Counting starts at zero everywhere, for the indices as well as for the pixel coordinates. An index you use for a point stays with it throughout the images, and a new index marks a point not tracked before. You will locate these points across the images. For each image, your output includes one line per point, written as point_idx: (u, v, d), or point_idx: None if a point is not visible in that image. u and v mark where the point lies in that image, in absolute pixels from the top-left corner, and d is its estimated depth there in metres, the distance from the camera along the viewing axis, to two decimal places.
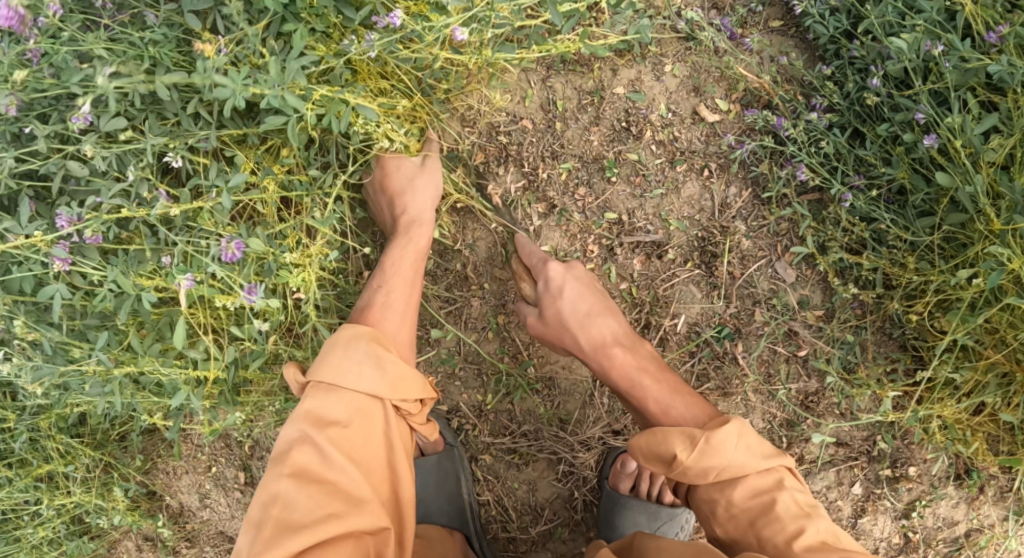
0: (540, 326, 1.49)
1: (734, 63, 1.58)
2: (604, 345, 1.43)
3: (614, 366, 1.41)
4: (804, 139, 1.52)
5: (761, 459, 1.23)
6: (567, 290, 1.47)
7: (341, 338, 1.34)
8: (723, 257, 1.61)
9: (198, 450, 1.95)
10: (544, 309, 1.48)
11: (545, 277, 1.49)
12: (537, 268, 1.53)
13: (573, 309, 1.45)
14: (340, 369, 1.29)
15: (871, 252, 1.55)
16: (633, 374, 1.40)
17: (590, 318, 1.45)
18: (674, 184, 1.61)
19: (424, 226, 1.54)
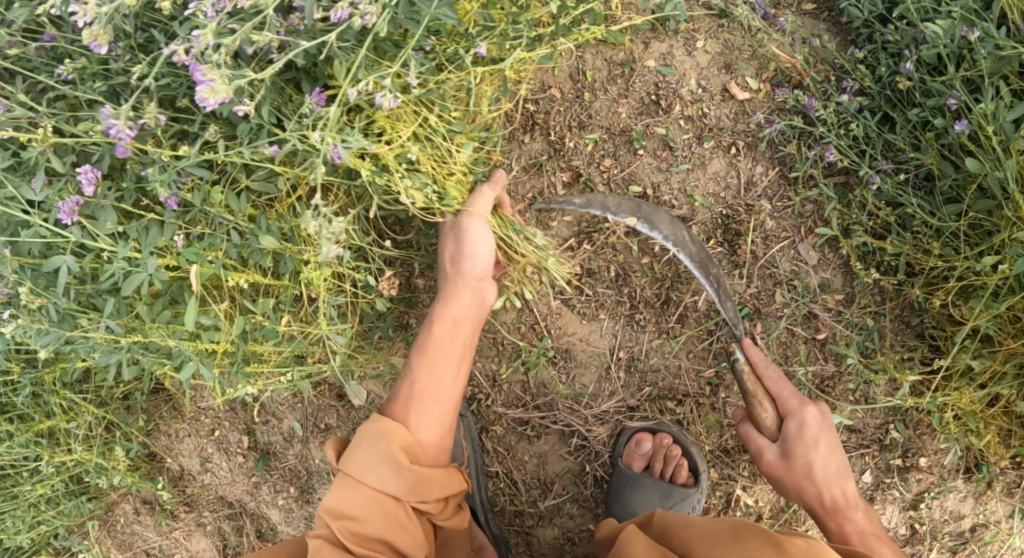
0: (779, 465, 1.43)
1: (767, 42, 1.57)
2: (845, 508, 1.41)
3: (852, 530, 1.39)
4: (834, 120, 1.52)
5: None
6: (824, 442, 1.41)
7: (368, 432, 1.40)
8: (747, 236, 1.60)
9: (201, 413, 1.91)
10: (789, 445, 1.42)
11: (800, 419, 1.42)
12: (789, 407, 1.44)
13: (826, 459, 1.41)
14: (360, 468, 1.37)
15: (896, 237, 1.54)
16: (872, 541, 1.37)
17: (836, 478, 1.42)
18: (700, 160, 1.61)
19: (473, 290, 1.52)
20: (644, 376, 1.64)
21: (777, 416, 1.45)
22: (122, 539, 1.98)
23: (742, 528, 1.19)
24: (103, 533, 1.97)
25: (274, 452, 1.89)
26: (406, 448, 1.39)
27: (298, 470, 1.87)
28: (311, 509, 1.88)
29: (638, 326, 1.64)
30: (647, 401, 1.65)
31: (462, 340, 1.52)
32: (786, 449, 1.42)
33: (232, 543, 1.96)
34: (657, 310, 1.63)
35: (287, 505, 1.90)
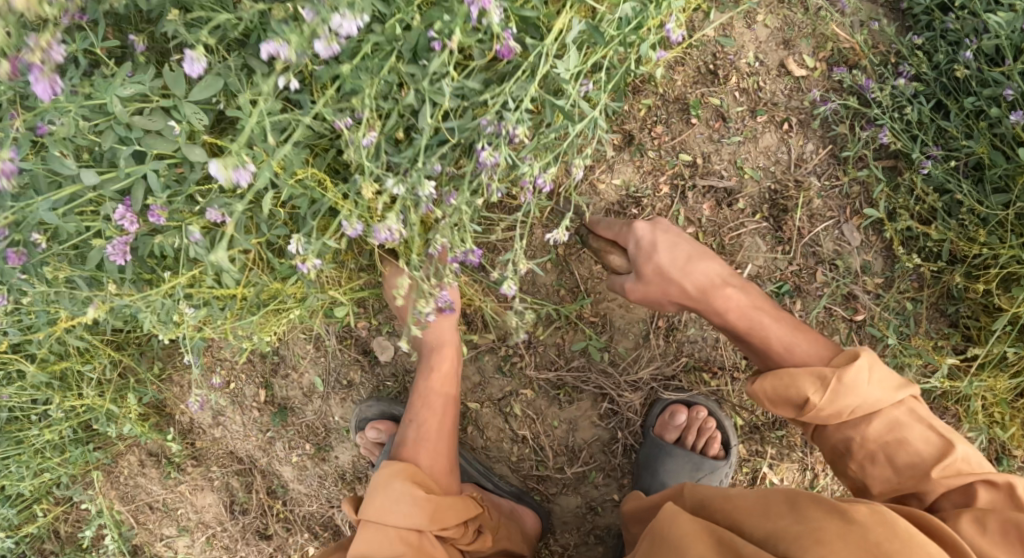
0: (639, 289, 1.38)
1: (828, 21, 1.59)
2: (715, 288, 1.35)
3: (730, 309, 1.34)
4: (889, 103, 1.52)
5: (896, 391, 1.19)
6: (660, 242, 1.36)
7: (381, 478, 1.41)
8: (793, 212, 1.60)
9: (217, 364, 1.85)
10: (636, 266, 1.38)
11: (634, 238, 1.39)
12: (623, 234, 1.42)
13: (672, 258, 1.35)
14: (382, 509, 1.36)
15: (941, 223, 1.53)
16: (752, 312, 1.34)
17: (695, 262, 1.36)
18: (752, 134, 1.61)
19: (445, 385, 1.57)
20: (681, 346, 1.64)
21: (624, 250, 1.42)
22: (124, 491, 1.92)
23: (800, 498, 1.14)
24: (107, 485, 1.91)
25: (291, 408, 1.84)
26: (417, 485, 1.39)
27: (316, 427, 1.83)
28: (326, 468, 1.84)
29: None
30: (682, 371, 1.65)
31: (445, 409, 1.55)
32: (635, 272, 1.38)
33: (239, 500, 1.91)
34: None
35: (301, 463, 1.85)
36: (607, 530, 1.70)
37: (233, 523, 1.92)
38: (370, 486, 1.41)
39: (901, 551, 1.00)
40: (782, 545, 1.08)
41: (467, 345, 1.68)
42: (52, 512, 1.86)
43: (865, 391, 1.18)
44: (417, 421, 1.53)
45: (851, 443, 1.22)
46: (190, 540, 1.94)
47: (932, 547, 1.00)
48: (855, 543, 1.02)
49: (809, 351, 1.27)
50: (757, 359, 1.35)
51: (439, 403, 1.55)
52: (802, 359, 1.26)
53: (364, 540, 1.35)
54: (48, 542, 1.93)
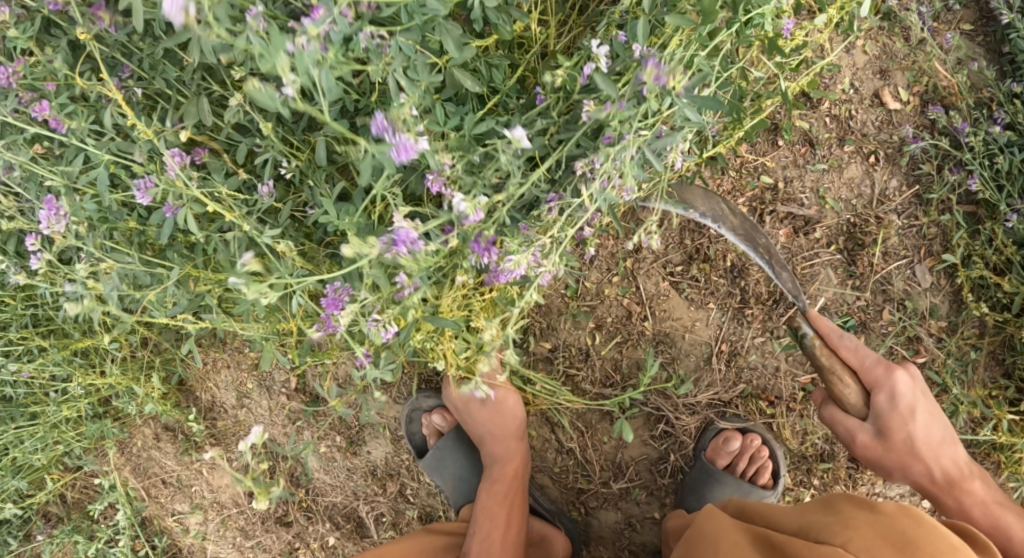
0: (878, 446, 1.35)
1: (928, 56, 1.54)
2: (962, 481, 1.39)
3: (977, 502, 1.37)
4: (982, 150, 1.49)
5: None
6: (920, 409, 1.33)
7: None
8: (869, 248, 1.58)
9: (247, 345, 1.76)
10: (885, 424, 1.33)
11: (898, 396, 1.33)
12: (877, 377, 1.33)
13: (926, 430, 1.35)
14: None
15: (1015, 275, 1.52)
16: (995, 510, 1.37)
17: (937, 445, 1.37)
18: (838, 163, 1.57)
19: (505, 494, 1.58)
20: (741, 372, 1.61)
21: (861, 390, 1.35)
22: (138, 464, 1.86)
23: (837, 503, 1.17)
24: (121, 458, 1.84)
25: (324, 399, 1.76)
26: None
27: (349, 421, 1.75)
28: (357, 462, 1.77)
29: (745, 321, 1.60)
30: (739, 398, 1.61)
31: (509, 515, 1.57)
32: (879, 428, 1.34)
33: (258, 484, 1.85)
34: (768, 308, 1.59)
35: (329, 454, 1.78)
36: (643, 548, 1.68)
37: (251, 507, 1.86)
38: None
39: (926, 538, 1.02)
40: (815, 534, 1.11)
41: (523, 352, 1.64)
42: (62, 481, 1.79)
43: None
44: (479, 532, 1.55)
45: None
46: (202, 518, 1.88)
47: (955, 539, 1.02)
48: (883, 533, 1.04)
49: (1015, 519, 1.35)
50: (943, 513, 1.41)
51: (496, 509, 1.57)
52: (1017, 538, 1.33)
53: None
54: (54, 507, 1.88)
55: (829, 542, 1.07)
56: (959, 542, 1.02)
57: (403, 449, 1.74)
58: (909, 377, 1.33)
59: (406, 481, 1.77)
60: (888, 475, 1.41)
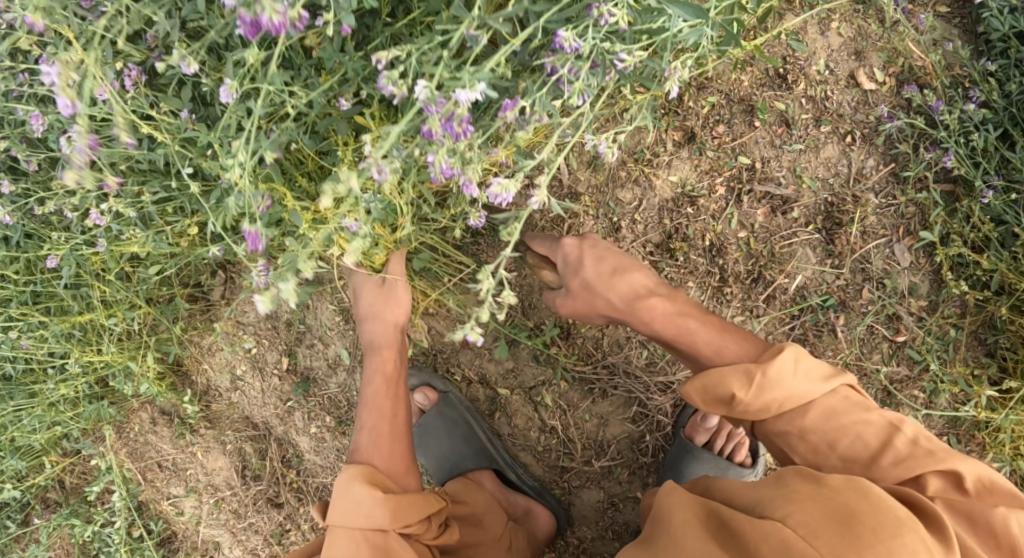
0: (569, 301, 1.34)
1: (902, 36, 1.56)
2: (639, 296, 1.27)
3: (655, 317, 1.26)
4: (957, 127, 1.50)
5: (823, 382, 1.12)
6: (587, 256, 1.32)
7: (339, 482, 1.31)
8: (847, 226, 1.59)
9: (240, 328, 1.80)
10: (568, 283, 1.33)
11: (562, 251, 1.35)
12: (553, 250, 1.40)
13: (596, 273, 1.30)
14: (346, 516, 1.27)
15: (993, 253, 1.52)
16: (676, 316, 1.26)
17: (616, 275, 1.29)
18: (814, 143, 1.59)
19: (382, 394, 1.46)
20: None
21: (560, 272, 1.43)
22: (134, 448, 1.89)
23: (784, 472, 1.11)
24: (117, 442, 1.88)
25: (314, 379, 1.79)
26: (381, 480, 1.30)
27: (339, 401, 1.79)
28: (346, 442, 1.80)
29: (724, 300, 1.62)
30: None
31: (392, 410, 1.45)
32: (570, 290, 1.33)
33: (251, 466, 1.88)
34: (746, 287, 1.61)
35: (319, 435, 1.82)
36: (626, 527, 1.69)
37: (243, 489, 1.89)
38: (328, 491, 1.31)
39: (872, 511, 0.96)
40: (760, 510, 1.06)
41: (506, 331, 1.67)
42: (60, 464, 1.83)
43: (796, 382, 1.11)
44: (364, 424, 1.43)
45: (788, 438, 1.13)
46: (197, 501, 1.91)
47: (902, 510, 0.95)
48: (824, 504, 0.99)
49: (738, 350, 1.19)
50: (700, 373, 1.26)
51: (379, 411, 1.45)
52: (732, 358, 1.19)
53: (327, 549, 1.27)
54: (52, 492, 1.91)
55: (769, 516, 1.02)
56: (907, 514, 0.95)
57: None
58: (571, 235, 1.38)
59: None
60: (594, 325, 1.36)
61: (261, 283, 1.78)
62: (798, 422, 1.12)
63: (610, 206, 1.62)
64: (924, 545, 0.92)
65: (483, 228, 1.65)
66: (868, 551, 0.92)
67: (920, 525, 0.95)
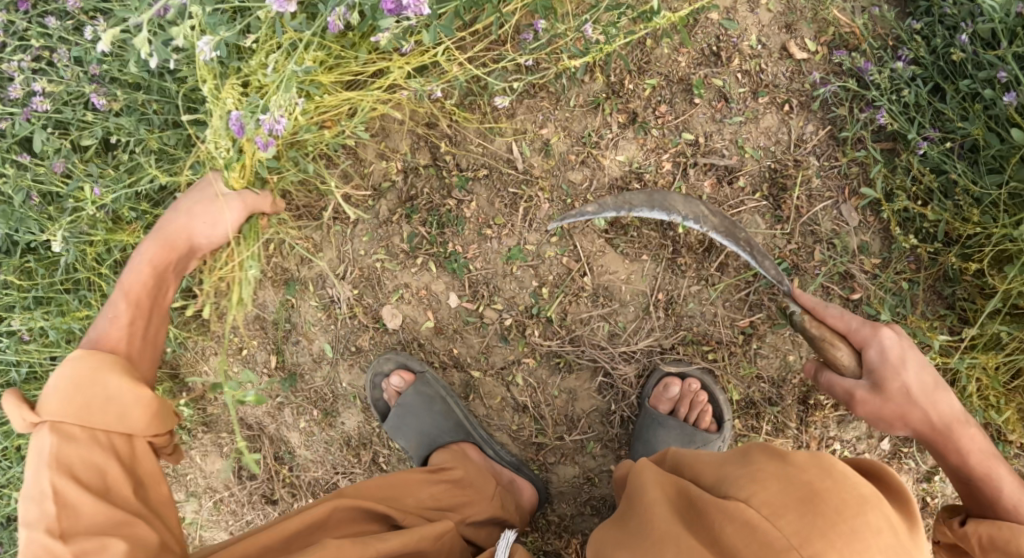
0: (874, 399, 1.34)
1: (828, 5, 1.62)
2: (956, 425, 1.32)
3: (968, 451, 1.31)
4: (887, 86, 1.56)
5: None
6: (911, 361, 1.33)
7: (86, 368, 1.23)
8: (792, 191, 1.64)
9: (230, 331, 1.91)
10: (880, 377, 1.34)
11: (881, 347, 1.34)
12: (862, 335, 1.38)
13: (920, 381, 1.32)
14: (88, 408, 1.20)
15: (937, 203, 1.58)
16: (989, 459, 1.31)
17: (935, 391, 1.33)
18: (754, 115, 1.65)
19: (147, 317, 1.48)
20: (680, 320, 1.67)
21: (853, 352, 1.38)
22: None
23: (752, 449, 1.10)
24: None
25: (300, 374, 1.87)
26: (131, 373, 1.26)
27: (324, 393, 1.87)
28: (334, 433, 1.89)
29: (679, 271, 1.67)
30: (680, 344, 1.68)
31: (145, 328, 1.46)
32: (875, 381, 1.35)
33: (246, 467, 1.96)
34: (699, 257, 1.66)
35: (308, 429, 1.90)
36: (604, 501, 1.74)
37: (240, 488, 1.98)
38: (71, 374, 1.22)
39: (836, 490, 0.98)
40: (725, 487, 1.05)
41: (474, 315, 1.74)
42: None
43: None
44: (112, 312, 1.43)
45: None
46: (198, 505, 2.01)
47: (866, 489, 0.99)
48: (792, 483, 0.99)
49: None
50: (973, 501, 1.31)
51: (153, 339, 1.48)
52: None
53: (62, 448, 1.17)
54: None
55: (734, 496, 1.01)
56: (870, 492, 0.99)
57: (374, 416, 1.86)
58: (898, 336, 1.35)
59: (379, 450, 1.88)
60: (886, 430, 1.37)
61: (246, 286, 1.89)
62: None
63: (563, 189, 1.69)
64: (885, 524, 0.96)
65: (447, 218, 1.74)
66: (833, 528, 0.95)
67: (883, 503, 0.99)
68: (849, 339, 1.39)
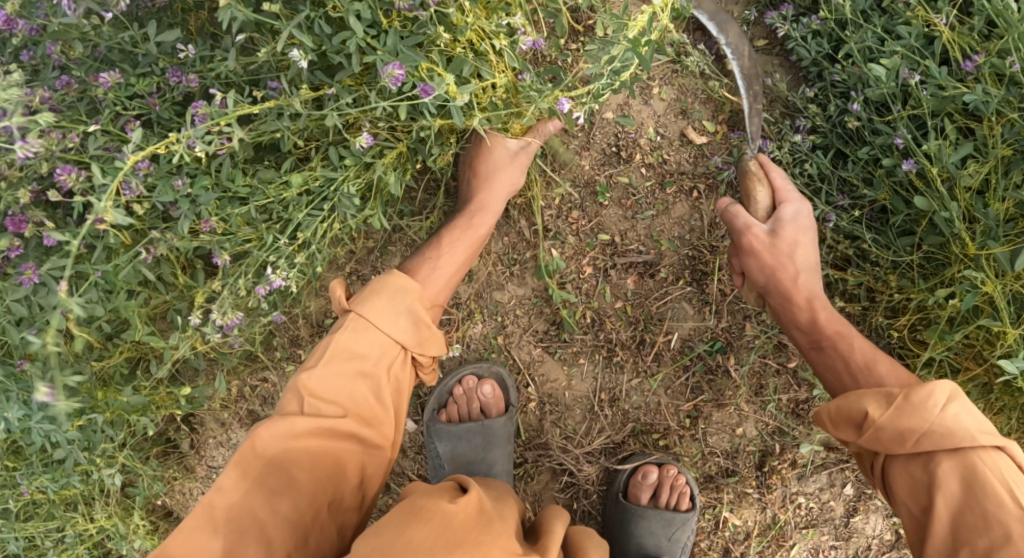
0: (764, 242, 1.45)
1: (720, 86, 1.61)
2: (815, 296, 1.43)
3: (827, 318, 1.41)
4: (788, 161, 1.55)
5: (981, 434, 1.15)
6: (809, 230, 1.45)
7: (391, 283, 1.34)
8: (713, 275, 1.66)
9: (213, 470, 2.01)
10: (778, 227, 1.45)
11: (788, 206, 1.46)
12: (785, 192, 1.48)
13: (807, 249, 1.44)
14: (383, 314, 1.32)
15: (856, 267, 1.59)
16: (843, 325, 1.40)
17: (813, 268, 1.45)
18: (664, 206, 1.66)
19: (466, 246, 1.54)
20: (627, 413, 1.71)
21: (770, 204, 1.49)
22: None
23: None
24: None
25: None
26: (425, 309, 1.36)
27: None
28: None
29: (617, 367, 1.70)
30: (631, 437, 1.71)
31: None
32: (774, 228, 1.45)
33: None
34: (634, 351, 1.69)
35: None
36: None
37: None
38: (378, 283, 1.35)
39: None
40: None
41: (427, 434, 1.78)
42: None
43: (943, 421, 1.16)
44: None
45: (912, 474, 1.20)
46: None
47: None
48: None
49: (888, 372, 1.30)
50: (832, 376, 1.39)
51: (463, 265, 1.54)
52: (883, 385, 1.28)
53: (349, 332, 1.30)
54: None
55: None
56: None
57: None
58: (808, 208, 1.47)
59: None
60: (757, 275, 1.46)
61: (220, 428, 1.98)
62: (929, 463, 1.18)
63: (492, 308, 1.71)
64: None
65: None
66: None
67: None
68: (775, 195, 1.49)
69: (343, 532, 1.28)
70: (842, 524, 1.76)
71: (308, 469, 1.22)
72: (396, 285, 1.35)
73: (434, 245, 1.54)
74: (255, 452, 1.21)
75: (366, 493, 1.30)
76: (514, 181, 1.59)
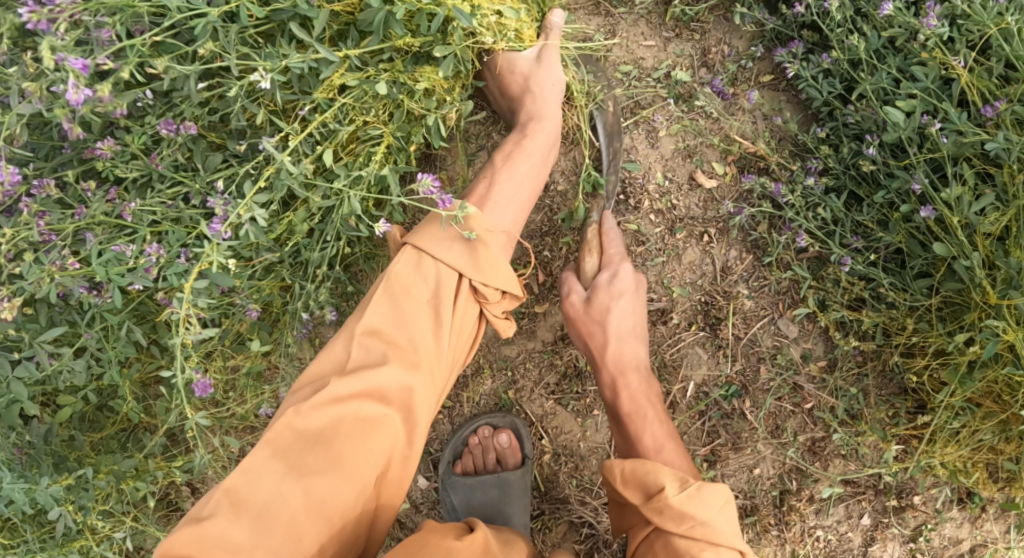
0: (582, 308, 1.50)
1: (728, 125, 1.61)
2: (624, 366, 1.48)
3: (629, 392, 1.46)
4: (802, 205, 1.50)
5: (738, 540, 1.21)
6: (626, 297, 1.49)
7: (444, 213, 1.27)
8: (726, 320, 1.66)
9: None
10: (596, 294, 1.49)
11: (615, 272, 1.50)
12: (613, 259, 1.52)
13: (621, 321, 1.48)
14: (437, 242, 1.24)
15: (871, 308, 1.54)
16: (642, 404, 1.46)
17: (628, 335, 1.49)
18: (674, 252, 1.65)
19: (527, 164, 1.42)
20: None
21: (597, 267, 1.54)
22: None
23: None
24: None
25: None
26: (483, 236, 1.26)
27: None
28: None
29: None
30: None
31: None
32: (591, 296, 1.50)
33: None
34: None
35: None
36: None
37: None
38: (432, 216, 1.28)
39: None
40: None
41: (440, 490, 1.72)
42: None
43: (716, 520, 1.19)
44: None
45: (659, 543, 1.22)
46: None
47: None
48: None
49: (674, 456, 1.38)
50: (623, 445, 1.46)
51: (527, 183, 1.42)
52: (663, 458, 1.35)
53: (404, 266, 1.23)
54: None
55: None
56: None
57: None
58: (634, 280, 1.51)
59: None
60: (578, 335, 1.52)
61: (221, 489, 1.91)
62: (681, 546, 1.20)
63: (501, 363, 1.67)
64: None
65: None
66: None
67: None
68: (602, 261, 1.53)
69: (379, 519, 1.19)
70: (860, 554, 1.72)
71: (353, 439, 1.13)
72: (456, 214, 1.26)
73: (491, 170, 1.42)
74: (292, 429, 1.11)
75: (404, 470, 1.20)
76: (554, 78, 1.44)
